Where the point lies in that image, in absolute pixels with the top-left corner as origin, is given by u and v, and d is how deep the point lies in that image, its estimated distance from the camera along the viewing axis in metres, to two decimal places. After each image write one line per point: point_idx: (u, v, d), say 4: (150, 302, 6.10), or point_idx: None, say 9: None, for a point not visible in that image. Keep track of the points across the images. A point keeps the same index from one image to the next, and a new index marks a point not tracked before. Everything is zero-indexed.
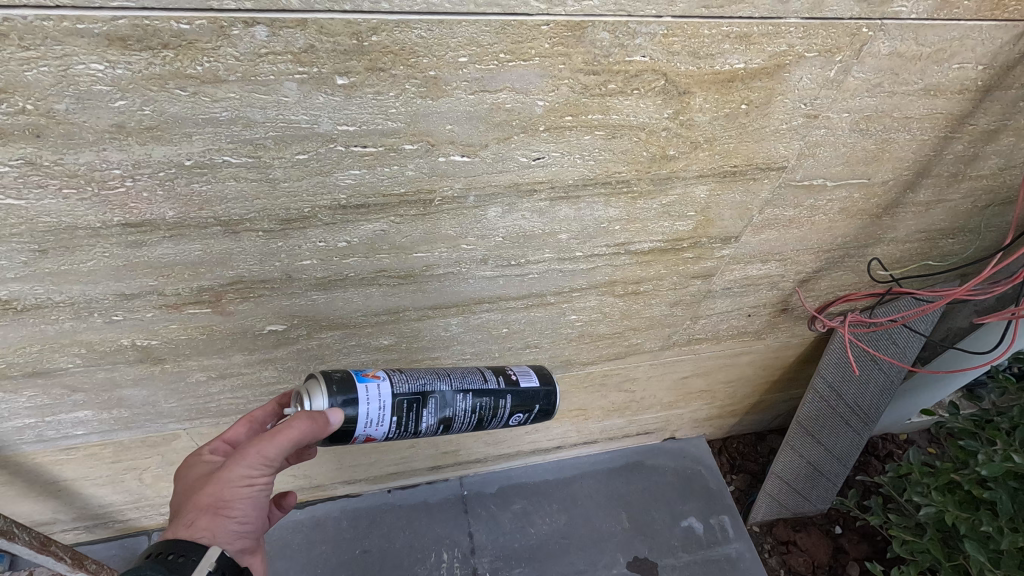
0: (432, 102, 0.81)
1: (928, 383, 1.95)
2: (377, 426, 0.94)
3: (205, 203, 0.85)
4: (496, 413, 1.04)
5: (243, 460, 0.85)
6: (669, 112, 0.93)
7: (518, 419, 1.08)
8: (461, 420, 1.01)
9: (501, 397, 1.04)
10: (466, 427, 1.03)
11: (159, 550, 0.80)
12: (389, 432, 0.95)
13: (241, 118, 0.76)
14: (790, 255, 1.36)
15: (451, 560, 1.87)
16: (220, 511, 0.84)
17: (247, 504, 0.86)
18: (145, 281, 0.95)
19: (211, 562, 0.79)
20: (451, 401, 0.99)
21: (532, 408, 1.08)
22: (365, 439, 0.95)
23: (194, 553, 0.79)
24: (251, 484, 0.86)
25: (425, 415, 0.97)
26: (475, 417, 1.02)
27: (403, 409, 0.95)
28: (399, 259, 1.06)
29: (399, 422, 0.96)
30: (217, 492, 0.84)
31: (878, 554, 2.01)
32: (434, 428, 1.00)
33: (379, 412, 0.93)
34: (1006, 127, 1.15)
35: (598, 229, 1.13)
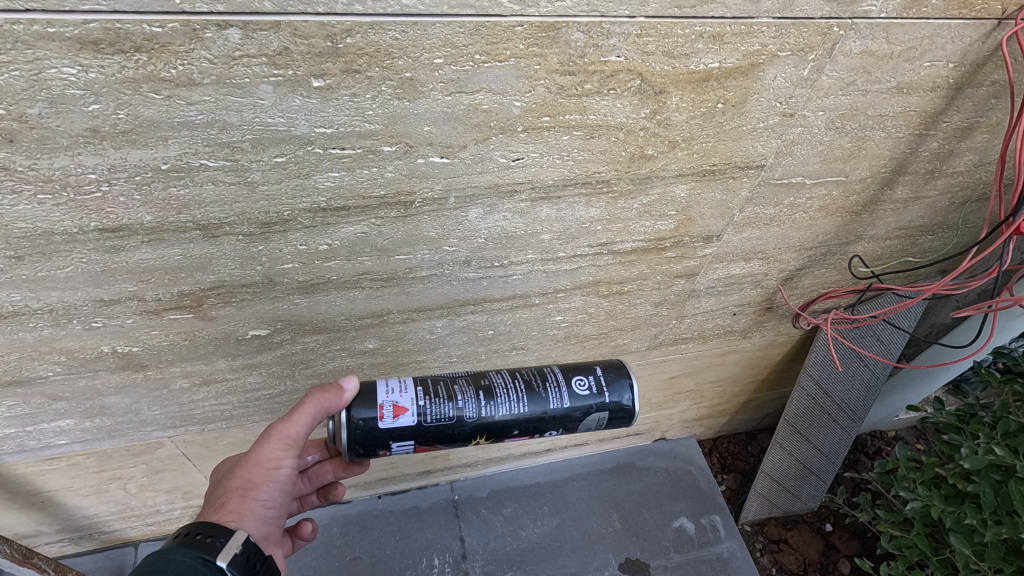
0: (409, 103, 0.81)
1: (914, 379, 1.96)
2: (401, 393, 0.94)
3: (183, 206, 0.85)
4: (542, 378, 1.00)
5: (270, 445, 0.99)
6: (646, 112, 0.94)
7: (582, 389, 1.00)
8: (502, 386, 0.98)
9: (545, 369, 1.03)
10: (514, 398, 0.97)
11: (189, 530, 0.88)
12: (417, 398, 0.93)
13: (216, 121, 0.76)
14: (772, 253, 1.38)
15: (443, 564, 1.86)
16: (249, 493, 0.97)
17: (271, 487, 0.99)
18: (124, 286, 0.95)
19: (238, 545, 0.87)
20: (485, 376, 1.00)
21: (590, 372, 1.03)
22: (393, 413, 0.92)
23: (221, 534, 0.88)
24: (277, 465, 0.99)
25: (456, 386, 0.97)
26: (521, 385, 0.98)
27: (428, 382, 0.97)
28: (381, 262, 1.06)
29: (427, 391, 0.95)
30: (247, 474, 0.98)
31: (868, 550, 2.02)
32: (473, 398, 0.95)
33: (401, 383, 0.96)
34: (979, 123, 1.17)
35: (580, 229, 1.14)
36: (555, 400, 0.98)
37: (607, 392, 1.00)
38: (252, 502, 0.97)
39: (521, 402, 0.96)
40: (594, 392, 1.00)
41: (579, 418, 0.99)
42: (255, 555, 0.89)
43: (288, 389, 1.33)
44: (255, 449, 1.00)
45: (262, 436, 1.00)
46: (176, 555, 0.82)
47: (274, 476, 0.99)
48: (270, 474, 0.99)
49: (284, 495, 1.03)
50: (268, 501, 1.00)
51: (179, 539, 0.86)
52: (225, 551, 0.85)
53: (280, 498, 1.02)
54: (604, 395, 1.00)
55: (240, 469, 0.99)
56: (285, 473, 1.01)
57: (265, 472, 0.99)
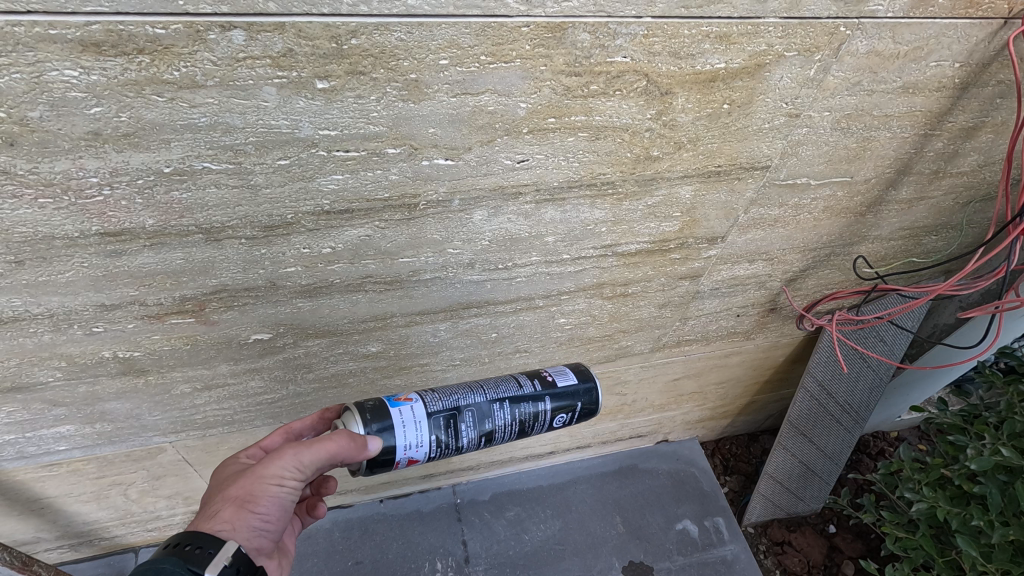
0: (413, 105, 0.80)
1: (917, 380, 1.96)
2: (417, 449, 0.96)
3: (186, 210, 0.84)
4: (536, 419, 1.04)
5: (279, 462, 0.96)
6: (652, 113, 0.93)
7: (560, 422, 1.07)
8: (501, 428, 1.01)
9: (539, 403, 1.04)
10: (507, 436, 1.03)
11: (178, 541, 0.89)
12: (429, 453, 0.97)
13: (220, 124, 0.75)
14: (776, 254, 1.37)
15: (445, 568, 1.85)
16: (246, 504, 0.95)
17: (271, 503, 0.96)
18: (126, 291, 0.94)
19: (228, 555, 0.88)
20: (489, 412, 1.00)
21: (575, 407, 1.07)
22: (406, 462, 0.97)
23: (211, 545, 0.88)
24: (280, 483, 0.96)
25: (464, 430, 0.99)
26: (515, 424, 1.02)
27: (441, 428, 0.97)
28: (385, 265, 1.05)
29: (438, 441, 0.97)
30: (250, 486, 0.96)
31: (872, 552, 2.02)
32: (473, 443, 1.00)
33: (417, 435, 0.95)
34: (984, 124, 1.17)
35: (585, 232, 1.13)
36: (536, 430, 1.06)
37: (578, 418, 1.10)
38: (247, 514, 0.95)
39: (509, 438, 1.04)
40: (567, 421, 1.08)
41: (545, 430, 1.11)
42: (245, 564, 0.90)
43: (290, 393, 1.32)
44: (265, 463, 0.98)
45: (275, 451, 0.98)
46: (166, 566, 0.84)
47: (276, 493, 0.96)
48: (272, 490, 0.96)
49: (283, 513, 0.99)
50: (264, 518, 0.96)
51: (168, 550, 0.88)
52: (214, 564, 0.86)
53: (278, 516, 0.99)
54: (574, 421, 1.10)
55: (244, 478, 0.97)
56: (287, 492, 0.97)
57: (267, 486, 0.96)
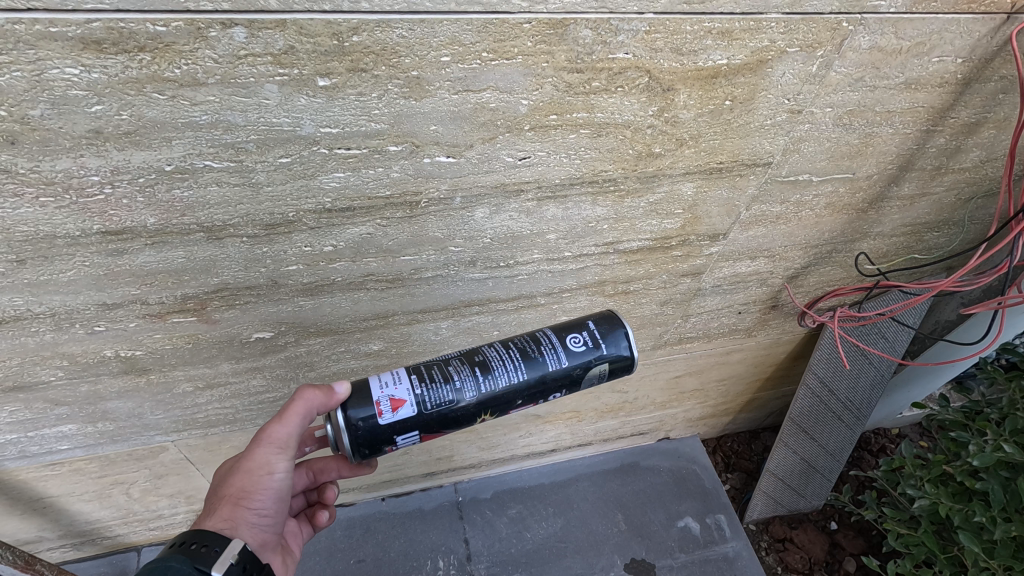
0: (415, 102, 0.80)
1: (919, 376, 1.96)
2: (396, 386, 0.92)
3: (187, 209, 0.84)
4: (536, 342, 0.97)
5: (261, 451, 0.98)
6: (653, 110, 0.93)
7: (577, 346, 0.97)
8: (496, 357, 0.95)
9: (536, 334, 0.99)
10: (511, 365, 0.94)
11: (183, 539, 0.89)
12: (414, 388, 0.91)
13: (221, 122, 0.75)
14: (778, 251, 1.37)
15: (447, 566, 1.85)
16: (241, 501, 0.98)
17: (264, 494, 1.00)
18: (128, 290, 0.94)
19: (234, 554, 0.88)
20: (477, 351, 0.97)
21: (586, 330, 0.99)
22: (391, 405, 0.91)
23: (216, 544, 0.89)
24: (270, 472, 0.99)
25: (451, 366, 0.95)
26: (514, 354, 0.96)
27: (423, 368, 0.95)
28: (386, 263, 1.05)
29: (422, 377, 0.93)
30: (240, 483, 0.98)
31: (873, 549, 2.02)
32: (469, 377, 0.93)
33: (394, 375, 0.94)
34: (986, 119, 1.17)
35: (586, 229, 1.13)
36: (552, 361, 0.95)
37: (606, 344, 0.98)
38: (244, 510, 0.98)
39: (517, 370, 0.94)
40: (589, 345, 0.97)
41: (580, 376, 0.97)
42: (250, 563, 0.91)
43: (292, 392, 1.32)
44: (247, 455, 0.99)
45: (254, 442, 1.00)
46: (174, 563, 0.84)
47: (267, 484, 0.99)
48: (263, 481, 0.99)
49: (278, 500, 1.03)
50: (261, 510, 1.01)
51: (175, 548, 0.87)
52: (221, 562, 0.87)
53: (273, 503, 1.03)
54: (602, 346, 0.98)
55: (232, 476, 0.99)
56: (277, 479, 1.00)
57: (257, 479, 0.99)
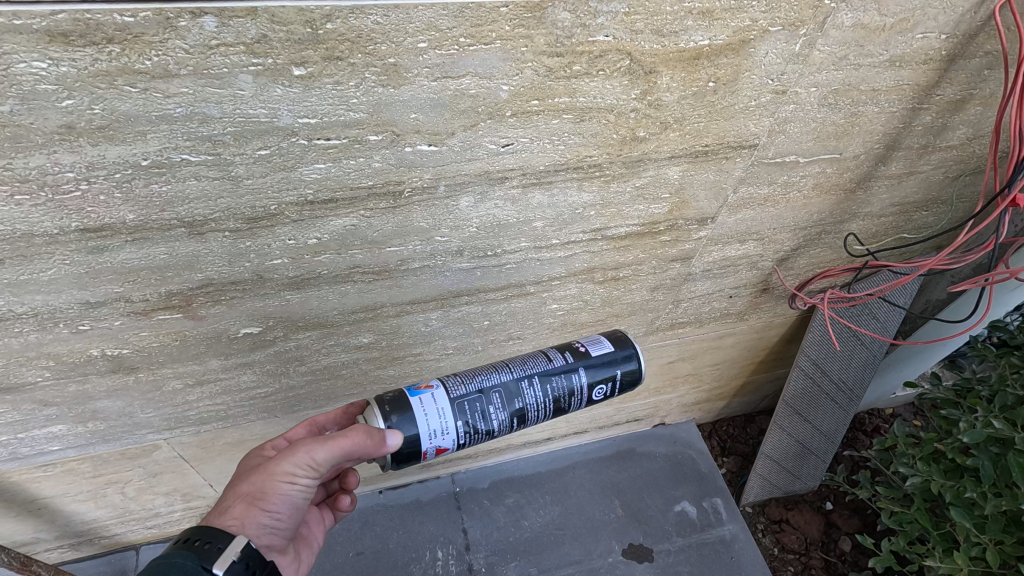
0: (393, 90, 0.79)
1: (911, 356, 1.97)
2: (443, 436, 0.97)
3: (167, 203, 0.83)
4: (570, 391, 1.03)
5: (291, 460, 0.98)
6: (636, 93, 0.92)
7: (599, 394, 1.06)
8: (532, 406, 1.01)
9: (572, 376, 1.03)
10: (541, 412, 1.03)
11: (188, 536, 0.92)
12: (459, 439, 0.98)
13: (196, 114, 0.74)
14: (767, 234, 1.37)
15: (446, 557, 1.86)
16: (256, 502, 0.97)
17: (280, 499, 0.99)
18: (110, 287, 0.93)
19: (236, 551, 0.89)
20: (518, 391, 1.01)
21: (613, 377, 1.06)
22: (436, 453, 0.98)
23: (217, 542, 0.90)
24: (292, 481, 0.99)
25: (494, 411, 0.99)
26: (548, 401, 1.02)
27: (467, 412, 0.98)
28: (373, 255, 1.05)
29: (466, 425, 0.98)
30: (262, 483, 0.98)
31: (868, 527, 2.04)
32: (505, 423, 1.00)
33: (441, 422, 0.96)
34: (972, 96, 1.16)
35: (573, 215, 1.12)
36: (574, 405, 1.05)
37: (622, 388, 1.08)
38: (257, 512, 0.97)
39: (547, 414, 1.04)
40: (608, 393, 1.07)
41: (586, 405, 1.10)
42: (254, 560, 0.92)
43: (284, 387, 1.32)
44: (275, 460, 1.00)
45: (287, 448, 1.00)
46: (176, 559, 0.86)
47: (286, 490, 0.99)
48: (283, 488, 0.99)
49: (293, 509, 1.03)
50: (274, 514, 1.00)
51: (179, 545, 0.90)
52: (222, 560, 0.88)
53: (288, 512, 1.02)
54: (614, 395, 1.09)
55: (256, 475, 0.99)
56: (298, 490, 1.00)
57: (278, 484, 0.99)
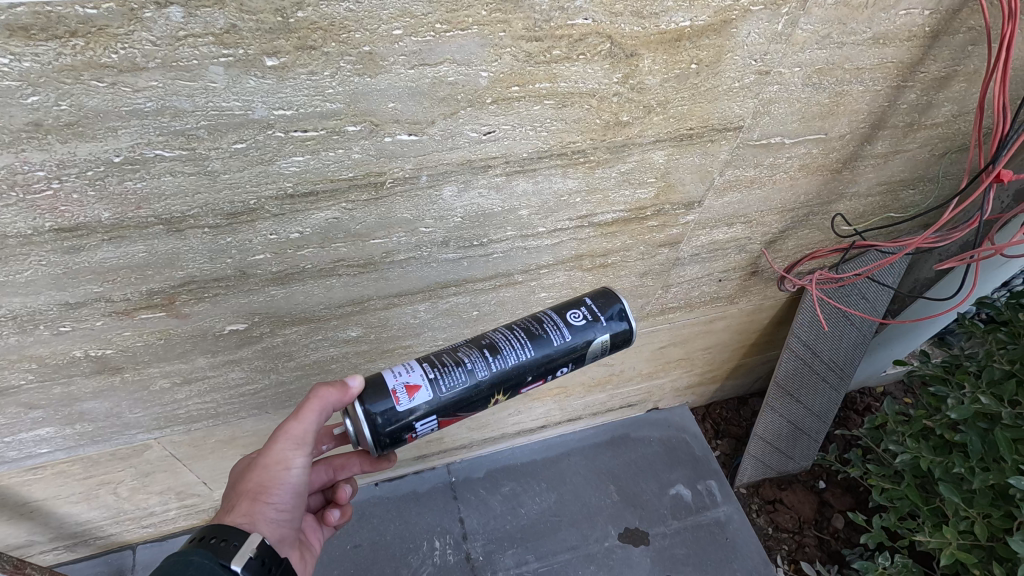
0: (370, 79, 0.78)
1: (900, 334, 1.98)
2: (408, 373, 0.95)
3: (142, 201, 0.82)
4: (540, 320, 1.01)
5: (277, 446, 1.01)
6: (618, 77, 0.91)
7: (579, 319, 1.01)
8: (504, 340, 0.99)
9: (536, 313, 1.04)
10: (519, 345, 0.98)
11: (203, 535, 0.91)
12: (427, 373, 0.94)
13: (167, 108, 0.72)
14: (754, 216, 1.37)
15: (443, 546, 1.87)
16: (260, 496, 1.00)
17: (281, 488, 1.02)
18: (90, 287, 0.92)
19: (252, 548, 0.90)
20: (484, 336, 1.02)
21: (585, 304, 1.03)
22: (406, 391, 0.93)
23: (234, 539, 0.90)
24: (285, 466, 1.02)
25: (461, 352, 0.98)
26: (521, 334, 0.99)
27: (431, 356, 0.98)
28: (357, 247, 1.03)
29: (430, 363, 0.96)
30: (258, 478, 1.00)
31: (860, 504, 2.06)
32: (478, 358, 0.96)
33: (402, 365, 0.97)
34: (957, 72, 1.15)
35: (558, 203, 1.11)
36: (558, 336, 0.99)
37: (608, 316, 1.02)
38: (263, 505, 1.01)
39: (529, 350, 0.98)
40: (592, 318, 1.02)
41: (587, 347, 1.01)
42: (270, 557, 0.92)
43: (273, 382, 1.31)
44: (264, 452, 1.03)
45: (271, 438, 1.02)
46: (195, 557, 0.85)
47: (283, 477, 1.02)
48: (279, 476, 1.01)
49: (297, 494, 1.06)
50: (280, 503, 1.03)
51: (195, 543, 0.89)
52: (240, 556, 0.88)
53: (291, 498, 1.05)
54: (602, 318, 1.02)
55: (250, 472, 1.02)
56: (294, 474, 1.03)
57: (273, 474, 1.01)
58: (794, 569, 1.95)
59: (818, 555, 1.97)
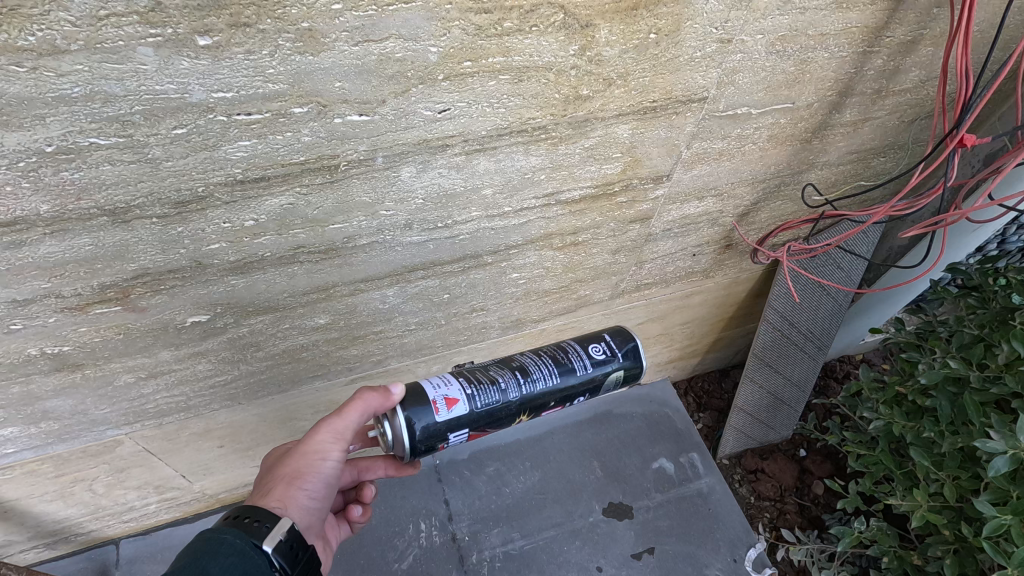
0: (312, 58, 0.75)
1: (876, 303, 1.99)
2: (448, 386, 1.02)
3: (82, 191, 0.79)
4: (566, 350, 1.12)
5: (317, 437, 1.05)
6: (575, 49, 0.88)
7: (599, 354, 1.13)
8: (533, 365, 1.08)
9: (561, 341, 1.15)
10: (546, 371, 1.08)
11: (238, 513, 0.94)
12: (465, 388, 1.02)
13: (97, 93, 0.69)
14: (725, 189, 1.35)
15: (429, 528, 1.88)
16: (295, 481, 1.04)
17: (316, 477, 1.07)
18: (37, 283, 0.89)
19: (282, 531, 0.92)
20: (514, 358, 1.11)
21: (604, 339, 1.15)
22: (447, 403, 1.00)
23: (267, 520, 0.93)
24: (323, 457, 1.06)
25: (495, 370, 1.07)
26: (548, 360, 1.10)
27: (467, 372, 1.06)
28: (316, 233, 1.01)
29: (468, 378, 1.04)
30: (296, 464, 1.05)
31: (840, 471, 2.09)
32: (511, 378, 1.05)
33: (442, 378, 1.04)
34: (923, 36, 1.14)
35: (523, 181, 1.09)
36: (580, 367, 1.10)
37: (624, 353, 1.14)
38: (297, 490, 1.05)
39: (554, 376, 1.08)
40: (610, 354, 1.13)
41: (601, 381, 1.12)
42: (298, 542, 0.94)
43: (243, 373, 1.29)
44: (305, 441, 1.07)
45: (312, 428, 1.07)
46: (227, 537, 0.88)
47: (319, 466, 1.06)
48: (315, 465, 1.06)
49: (327, 486, 1.10)
50: (311, 493, 1.07)
51: (229, 521, 0.92)
52: (271, 537, 0.90)
53: (323, 488, 1.09)
54: (618, 356, 1.13)
55: (289, 458, 1.06)
56: (329, 465, 1.08)
57: (311, 463, 1.06)
58: (775, 536, 1.99)
59: (799, 521, 2.01)
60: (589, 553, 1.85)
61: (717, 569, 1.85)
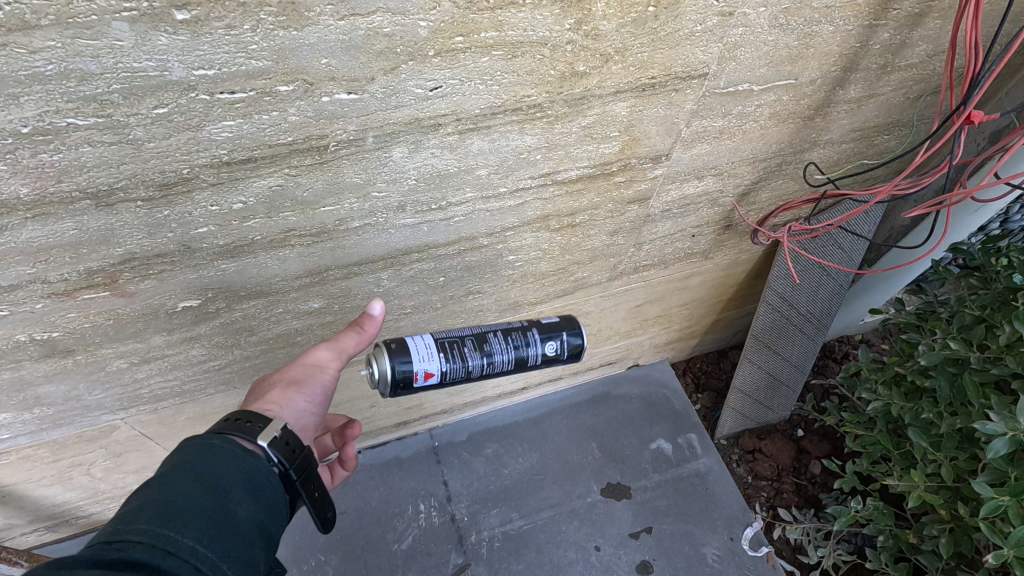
0: (297, 33, 0.72)
1: (877, 283, 1.98)
2: (427, 359, 1.05)
3: (62, 174, 0.76)
4: (527, 339, 1.13)
5: (319, 347, 1.08)
6: (570, 23, 0.85)
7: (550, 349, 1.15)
8: (497, 348, 1.11)
9: (527, 329, 1.14)
10: (505, 357, 1.11)
11: (236, 415, 0.93)
12: (442, 363, 1.06)
13: (72, 71, 0.66)
14: (725, 168, 1.33)
15: (428, 509, 1.90)
16: (294, 385, 1.04)
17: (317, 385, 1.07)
18: (21, 269, 0.87)
19: (277, 428, 0.91)
20: (485, 335, 1.12)
21: (561, 335, 1.16)
22: (423, 375, 1.06)
23: (260, 420, 0.91)
24: (324, 365, 1.07)
25: (467, 347, 1.09)
26: (511, 346, 1.11)
27: (449, 342, 1.08)
28: (306, 216, 0.99)
29: (448, 352, 1.07)
30: (296, 371, 1.07)
31: (837, 450, 2.10)
32: (478, 359, 1.08)
33: (426, 346, 1.06)
34: (931, 9, 1.10)
35: (518, 161, 1.06)
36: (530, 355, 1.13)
37: (569, 352, 1.17)
38: (294, 395, 1.04)
39: (509, 362, 1.12)
40: (560, 353, 1.16)
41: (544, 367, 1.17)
42: (293, 439, 0.93)
43: (238, 357, 1.28)
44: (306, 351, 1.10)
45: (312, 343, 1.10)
46: (216, 441, 0.86)
47: (320, 375, 1.07)
48: (314, 371, 1.06)
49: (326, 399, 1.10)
50: (311, 400, 1.06)
51: (225, 423, 0.91)
52: (266, 433, 0.90)
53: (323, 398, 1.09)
54: (563, 354, 1.16)
55: (289, 366, 1.08)
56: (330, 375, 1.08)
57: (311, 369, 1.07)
58: (772, 514, 2.00)
59: (795, 500, 2.01)
60: (587, 533, 1.86)
61: (713, 548, 1.86)
